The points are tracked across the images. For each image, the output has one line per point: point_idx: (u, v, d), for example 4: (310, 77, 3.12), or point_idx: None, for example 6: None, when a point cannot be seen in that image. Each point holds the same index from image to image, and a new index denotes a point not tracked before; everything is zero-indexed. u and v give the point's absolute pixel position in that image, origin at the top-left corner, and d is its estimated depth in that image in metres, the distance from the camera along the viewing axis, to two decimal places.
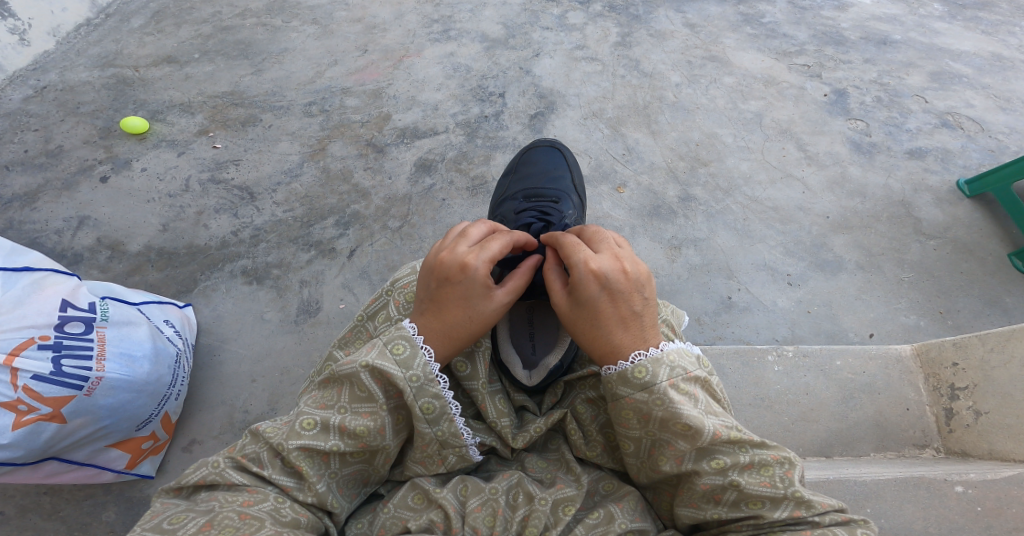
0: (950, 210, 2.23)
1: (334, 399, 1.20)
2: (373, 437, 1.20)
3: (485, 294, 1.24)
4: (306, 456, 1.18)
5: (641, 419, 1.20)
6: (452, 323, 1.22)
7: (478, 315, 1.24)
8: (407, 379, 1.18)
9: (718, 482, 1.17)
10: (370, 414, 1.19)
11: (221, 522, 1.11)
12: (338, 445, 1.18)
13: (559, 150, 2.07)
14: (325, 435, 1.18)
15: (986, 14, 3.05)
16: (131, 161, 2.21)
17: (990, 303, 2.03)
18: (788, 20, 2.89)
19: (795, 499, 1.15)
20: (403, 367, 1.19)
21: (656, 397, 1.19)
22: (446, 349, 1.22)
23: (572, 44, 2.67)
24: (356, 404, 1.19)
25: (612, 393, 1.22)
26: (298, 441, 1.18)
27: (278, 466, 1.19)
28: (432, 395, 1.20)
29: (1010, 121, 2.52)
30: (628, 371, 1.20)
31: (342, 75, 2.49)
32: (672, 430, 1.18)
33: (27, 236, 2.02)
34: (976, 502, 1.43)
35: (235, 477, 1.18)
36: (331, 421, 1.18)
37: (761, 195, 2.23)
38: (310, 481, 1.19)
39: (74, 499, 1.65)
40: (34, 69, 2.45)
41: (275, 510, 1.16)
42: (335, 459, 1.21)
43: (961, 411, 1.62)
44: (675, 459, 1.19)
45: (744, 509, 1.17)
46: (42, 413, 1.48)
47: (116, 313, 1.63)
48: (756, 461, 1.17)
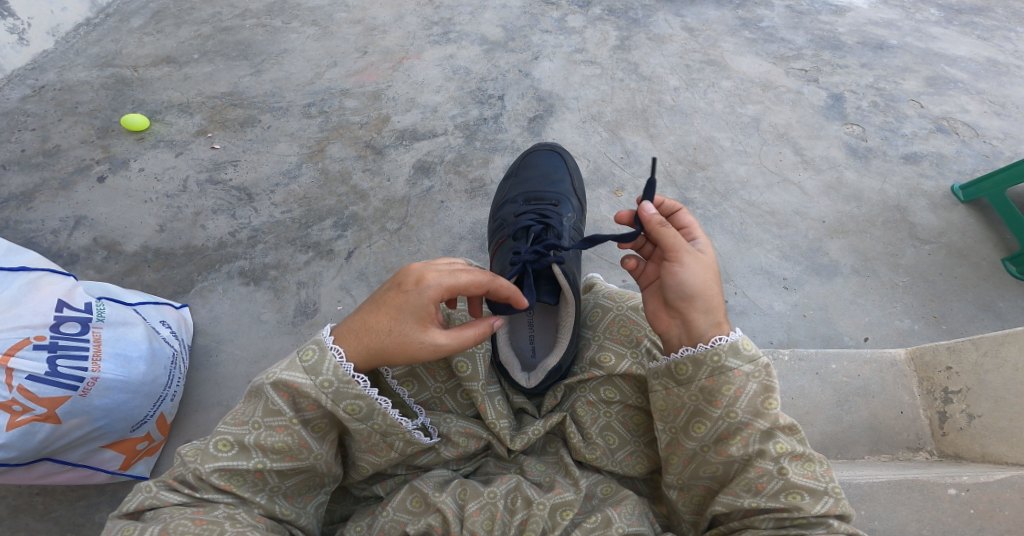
0: (944, 215, 2.25)
1: (248, 415, 1.19)
2: (294, 447, 1.19)
3: (423, 319, 1.23)
4: (232, 476, 1.18)
5: (733, 394, 1.22)
6: (374, 330, 1.21)
7: (407, 339, 1.22)
8: (318, 386, 1.17)
9: (772, 468, 1.19)
10: (284, 430, 1.18)
11: (177, 528, 1.11)
12: (263, 461, 1.18)
13: (560, 154, 2.08)
14: (244, 455, 1.18)
15: (982, 20, 3.07)
16: (128, 161, 2.20)
17: (984, 308, 2.04)
18: (786, 25, 2.90)
19: (833, 496, 1.18)
20: (313, 374, 1.17)
21: (758, 371, 1.23)
22: (363, 356, 1.21)
23: (571, 47, 2.67)
24: (268, 419, 1.18)
25: (715, 366, 1.24)
26: (216, 464, 1.17)
27: (209, 486, 1.19)
28: (357, 398, 1.19)
29: (1005, 126, 2.54)
30: (739, 341, 1.24)
31: (341, 76, 2.49)
32: (757, 409, 1.22)
33: (23, 235, 2.01)
34: (969, 504, 1.45)
35: (172, 497, 1.17)
36: (246, 440, 1.18)
37: (758, 199, 2.24)
38: (246, 495, 1.19)
39: (66, 500, 1.65)
40: (32, 68, 2.44)
41: (230, 515, 1.17)
42: (270, 474, 1.21)
43: (955, 414, 1.64)
44: (744, 441, 1.21)
45: (783, 499, 1.18)
46: (36, 414, 1.47)
47: (112, 313, 1.62)
48: (805, 454, 1.20)
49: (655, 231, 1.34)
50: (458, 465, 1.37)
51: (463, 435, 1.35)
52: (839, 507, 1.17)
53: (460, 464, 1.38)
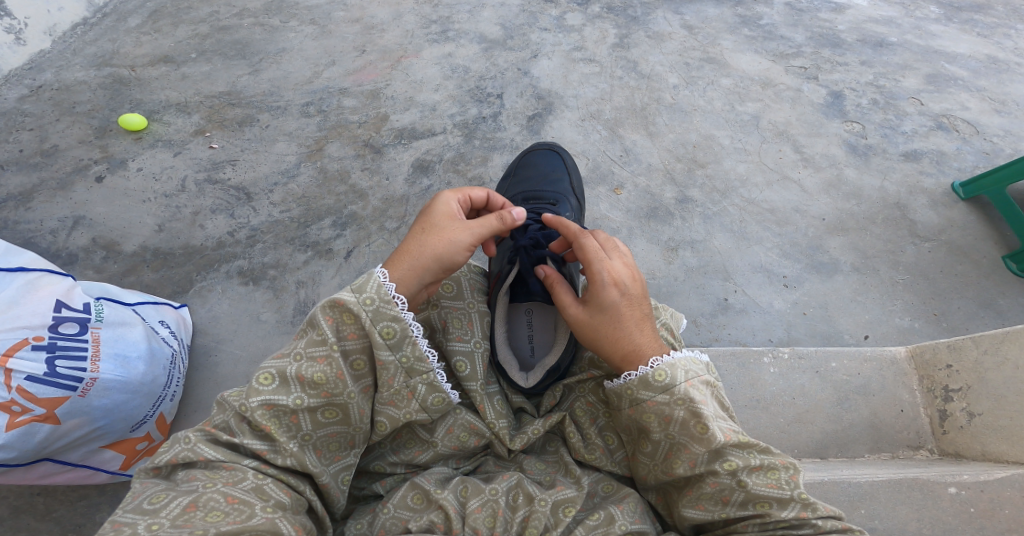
0: (945, 213, 2.24)
1: (290, 350, 1.21)
2: (332, 382, 1.20)
3: (447, 214, 1.33)
4: (272, 415, 1.18)
5: (660, 421, 1.24)
6: (411, 242, 1.29)
7: (438, 232, 1.30)
8: (362, 303, 1.20)
9: (729, 482, 1.20)
10: (324, 359, 1.19)
11: (207, 503, 1.11)
12: (302, 397, 1.19)
13: (560, 153, 2.07)
14: (285, 389, 1.19)
15: (982, 17, 3.06)
16: (127, 161, 2.20)
17: (984, 306, 2.04)
18: (786, 22, 2.89)
19: (801, 500, 1.17)
20: (358, 291, 1.21)
21: (677, 398, 1.23)
22: (402, 263, 1.25)
23: (570, 46, 2.67)
24: (310, 350, 1.20)
25: (631, 399, 1.26)
26: (260, 400, 1.17)
27: (248, 431, 1.18)
28: (394, 319, 1.22)
29: (1005, 124, 2.54)
30: (649, 375, 1.24)
31: (340, 75, 2.48)
32: (690, 432, 1.22)
33: (22, 236, 2.01)
34: (969, 503, 1.45)
35: (208, 452, 1.16)
36: (288, 372, 1.19)
37: (757, 198, 2.24)
38: (281, 443, 1.19)
39: (66, 500, 1.65)
40: (30, 68, 2.43)
41: (258, 486, 1.15)
42: (305, 419, 1.20)
43: (956, 413, 1.64)
44: (689, 462, 1.22)
45: (751, 508, 1.19)
46: (35, 415, 1.47)
47: (111, 313, 1.62)
48: (764, 464, 1.19)
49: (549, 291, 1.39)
50: (458, 463, 1.37)
51: (466, 431, 1.34)
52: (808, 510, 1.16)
53: (460, 463, 1.37)
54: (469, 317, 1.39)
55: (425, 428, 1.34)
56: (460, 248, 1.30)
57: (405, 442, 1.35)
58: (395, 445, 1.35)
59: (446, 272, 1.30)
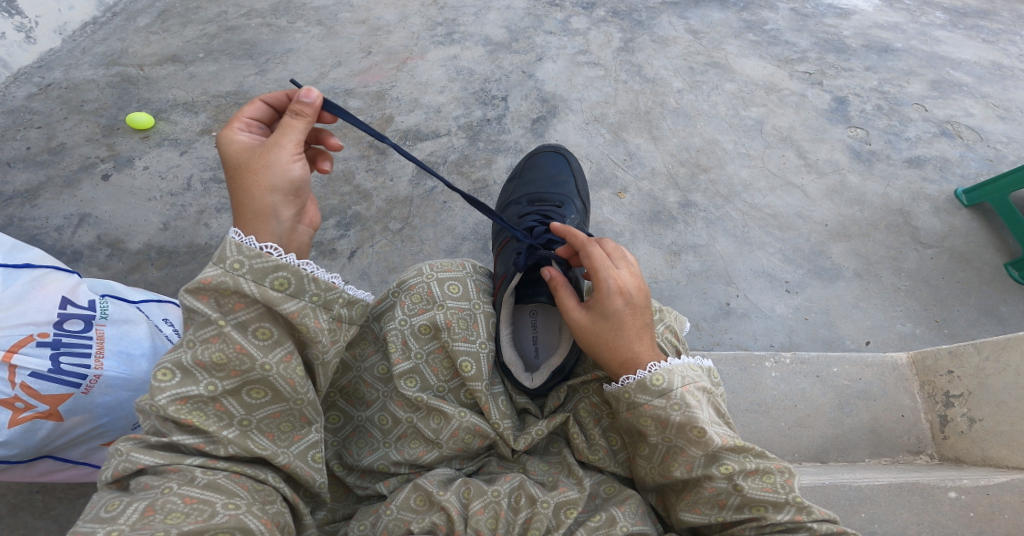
0: (947, 219, 2.25)
1: (181, 342, 1.16)
2: (237, 356, 1.15)
3: (244, 151, 1.24)
4: (192, 408, 1.14)
5: (657, 425, 1.24)
6: (240, 195, 1.21)
7: (253, 169, 1.21)
8: (231, 270, 1.13)
9: (725, 486, 1.20)
10: (217, 337, 1.14)
11: (164, 506, 1.07)
12: (214, 382, 1.15)
13: (564, 155, 2.08)
14: (190, 379, 1.14)
15: (987, 23, 3.06)
16: (133, 159, 2.21)
17: (986, 312, 2.04)
18: (791, 27, 2.90)
19: (796, 504, 1.18)
20: (218, 262, 1.14)
21: (674, 402, 1.23)
22: (250, 218, 1.19)
23: (575, 49, 2.68)
24: (199, 333, 1.15)
25: (629, 402, 1.26)
26: (169, 397, 1.13)
27: (175, 429, 1.15)
28: (278, 268, 1.16)
29: (1009, 130, 2.54)
30: (646, 379, 1.25)
31: (346, 76, 2.49)
32: (687, 436, 1.22)
33: (27, 233, 2.02)
34: (969, 507, 1.45)
35: (144, 460, 1.13)
36: (185, 362, 1.14)
37: (760, 202, 2.24)
38: (214, 433, 1.15)
39: (66, 498, 1.67)
40: (39, 67, 2.45)
41: (211, 482, 1.13)
42: (233, 404, 1.17)
43: (956, 418, 1.64)
44: (686, 465, 1.22)
45: (748, 512, 1.20)
46: (39, 411, 1.49)
47: (116, 310, 1.63)
48: (761, 468, 1.20)
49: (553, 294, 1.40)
50: (461, 464, 1.38)
51: (470, 433, 1.34)
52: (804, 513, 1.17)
53: (463, 463, 1.39)
54: (474, 318, 1.41)
55: (430, 429, 1.35)
56: (288, 164, 1.23)
57: (410, 442, 1.36)
58: (399, 445, 1.36)
59: (298, 192, 1.23)
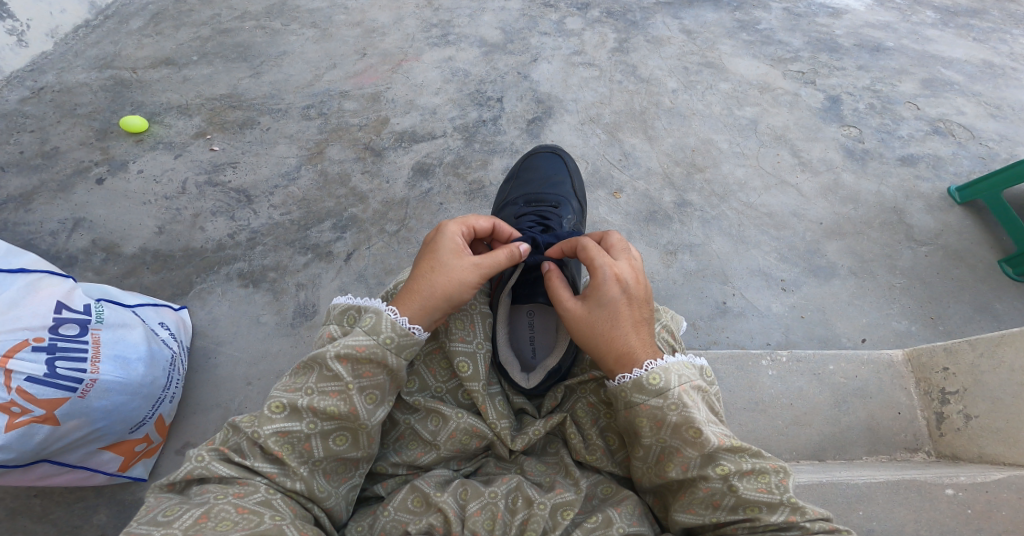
0: (940, 217, 2.26)
1: (302, 382, 1.25)
2: (347, 412, 1.23)
3: (451, 248, 1.34)
4: (286, 442, 1.22)
5: (652, 426, 1.25)
6: (420, 279, 1.31)
7: (444, 269, 1.31)
8: (381, 343, 1.25)
9: (720, 487, 1.21)
10: (338, 395, 1.23)
11: (218, 514, 1.13)
12: (315, 424, 1.23)
13: (561, 156, 2.08)
14: (296, 417, 1.23)
15: (977, 22, 3.08)
16: (127, 163, 2.20)
17: (980, 310, 2.05)
18: (784, 27, 2.91)
19: (790, 504, 1.18)
20: (375, 333, 1.25)
21: (670, 403, 1.24)
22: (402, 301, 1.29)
23: (569, 50, 2.68)
24: (322, 385, 1.24)
25: (625, 401, 1.27)
26: (273, 427, 1.22)
27: (259, 454, 1.22)
28: (415, 345, 1.28)
29: (1001, 129, 2.56)
30: (643, 377, 1.25)
31: (341, 78, 2.49)
32: (682, 436, 1.23)
33: (22, 237, 2.01)
34: (966, 504, 1.46)
35: (221, 469, 1.20)
36: (300, 403, 1.23)
37: (755, 201, 2.25)
38: (293, 466, 1.23)
39: (64, 502, 1.65)
40: (31, 70, 2.43)
41: (266, 501, 1.19)
42: (318, 446, 1.24)
43: (952, 415, 1.65)
44: (681, 466, 1.23)
45: (742, 513, 1.20)
46: (35, 416, 1.47)
47: (111, 314, 1.62)
48: (756, 468, 1.20)
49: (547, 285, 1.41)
50: (459, 465, 1.38)
51: (468, 434, 1.34)
52: (798, 513, 1.18)
53: (461, 464, 1.38)
54: (471, 318, 1.41)
55: (428, 430, 1.35)
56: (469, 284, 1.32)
57: (407, 443, 1.36)
58: (397, 446, 1.36)
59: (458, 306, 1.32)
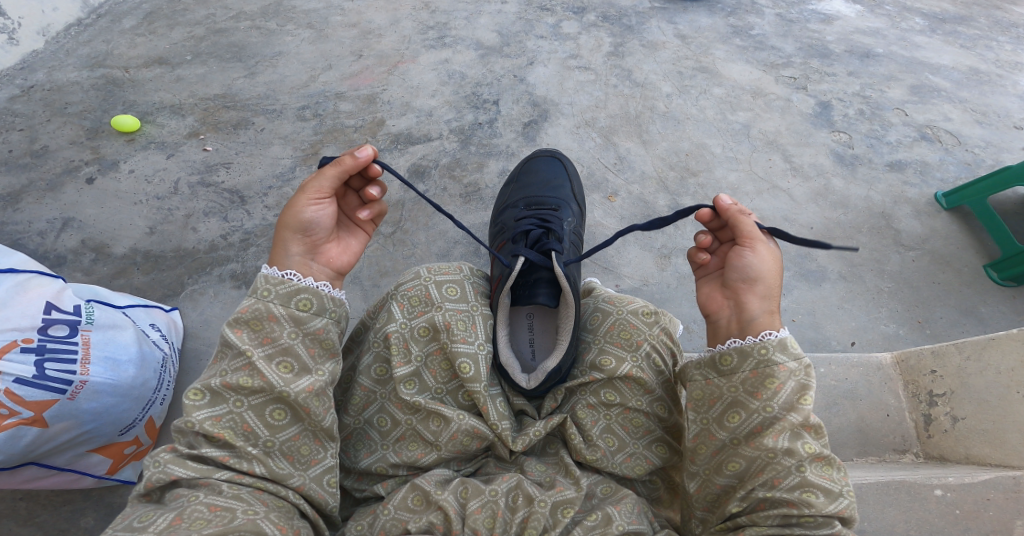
0: (928, 222, 2.30)
1: (215, 369, 1.26)
2: (261, 380, 1.24)
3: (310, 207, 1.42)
4: (224, 426, 1.23)
5: (775, 388, 1.27)
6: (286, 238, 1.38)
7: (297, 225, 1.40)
8: (260, 299, 1.27)
9: (795, 464, 1.22)
10: (245, 365, 1.25)
11: (191, 514, 1.13)
12: (241, 400, 1.24)
13: (560, 160, 2.08)
14: (219, 400, 1.24)
15: (964, 29, 3.13)
16: (118, 162, 2.17)
17: (966, 313, 2.09)
18: (777, 33, 2.93)
19: (848, 500, 1.21)
20: (251, 294, 1.28)
21: (802, 371, 1.28)
22: (271, 255, 1.34)
23: (566, 53, 2.68)
24: (231, 362, 1.25)
25: (761, 359, 1.28)
26: (204, 414, 1.22)
27: (206, 442, 1.23)
28: (300, 292, 1.29)
29: (986, 135, 2.60)
30: (789, 337, 1.30)
31: (336, 79, 2.47)
32: (793, 405, 1.25)
33: (9, 237, 1.98)
34: (954, 505, 1.48)
35: (178, 470, 1.19)
36: (215, 385, 1.23)
37: (748, 206, 2.27)
38: (242, 448, 1.23)
39: (50, 505, 1.63)
40: (21, 68, 2.39)
41: (235, 495, 1.19)
42: (258, 424, 1.25)
43: (940, 417, 1.67)
44: (777, 434, 1.24)
45: (798, 494, 1.20)
46: (23, 418, 1.45)
47: (102, 315, 1.60)
48: (828, 458, 1.23)
49: (733, 219, 1.42)
50: (459, 466, 1.39)
51: (469, 435, 1.34)
52: (850, 509, 1.19)
53: (461, 464, 1.39)
54: (472, 320, 1.41)
55: (430, 431, 1.35)
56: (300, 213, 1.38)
57: (408, 444, 1.36)
58: (398, 446, 1.36)
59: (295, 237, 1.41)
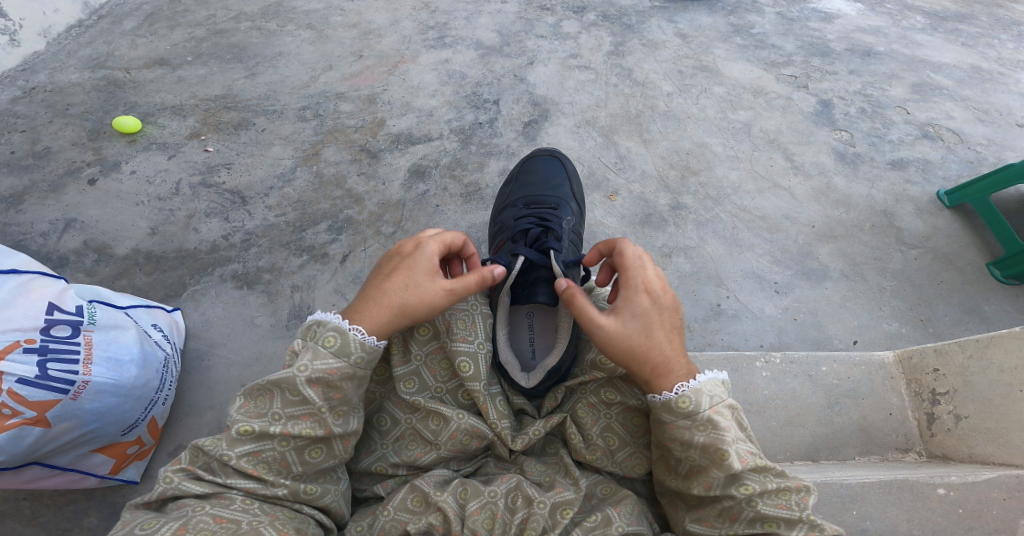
0: (930, 220, 2.29)
1: (266, 407, 1.25)
2: (324, 433, 1.25)
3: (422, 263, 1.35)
4: (260, 461, 1.24)
5: (681, 444, 1.26)
6: (391, 290, 1.31)
7: (402, 278, 1.32)
8: (352, 364, 1.25)
9: (742, 502, 1.23)
10: (309, 418, 1.24)
11: (196, 525, 1.15)
12: (288, 443, 1.24)
13: (559, 160, 2.08)
14: (265, 438, 1.23)
15: (965, 27, 3.12)
16: (120, 163, 2.18)
17: (969, 311, 2.08)
18: (777, 31, 2.93)
19: (808, 522, 1.21)
20: (343, 355, 1.25)
21: (700, 423, 1.24)
22: (365, 314, 1.29)
23: (566, 53, 2.68)
24: (292, 410, 1.24)
25: (657, 418, 1.28)
26: (244, 449, 1.23)
27: (232, 471, 1.24)
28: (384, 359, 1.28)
29: (988, 132, 2.59)
30: (673, 400, 1.26)
31: (337, 79, 2.48)
32: (710, 457, 1.24)
33: (11, 238, 1.99)
34: (958, 504, 1.48)
35: (195, 487, 1.21)
36: (268, 430, 1.23)
37: (749, 204, 2.27)
38: (271, 479, 1.24)
39: (53, 505, 1.64)
40: (23, 70, 2.40)
41: (245, 509, 1.21)
42: (295, 461, 1.26)
43: (942, 416, 1.67)
44: (706, 484, 1.25)
45: (760, 526, 1.23)
46: (26, 418, 1.45)
47: (104, 316, 1.60)
48: (774, 489, 1.22)
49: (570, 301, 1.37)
50: (459, 465, 1.39)
51: (469, 434, 1.34)
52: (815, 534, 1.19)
53: (461, 464, 1.39)
54: (472, 318, 1.40)
55: (429, 430, 1.35)
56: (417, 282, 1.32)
57: (407, 443, 1.36)
58: (397, 446, 1.36)
59: (382, 279, 1.33)
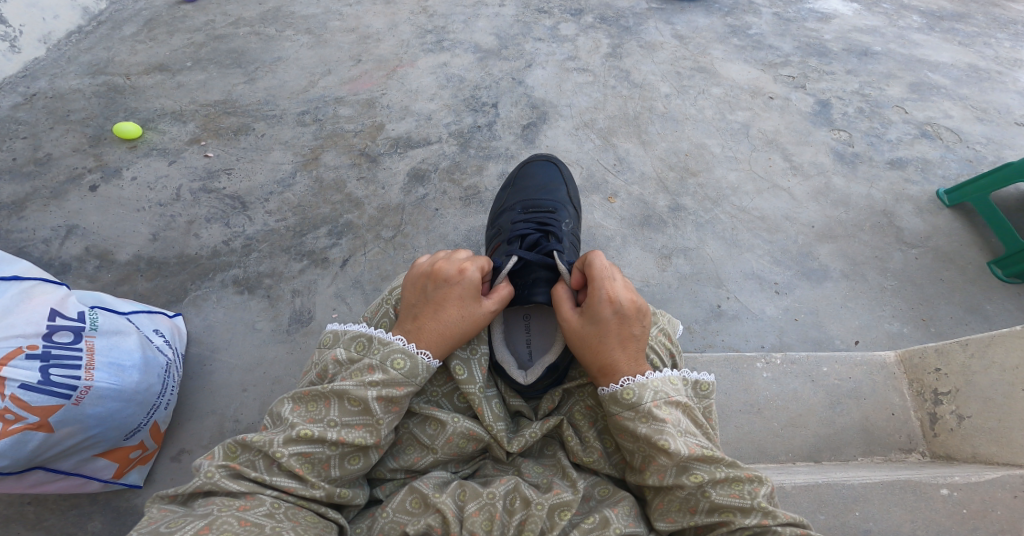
0: (930, 219, 2.29)
1: (321, 413, 1.28)
2: (375, 443, 1.28)
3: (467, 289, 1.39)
4: (307, 461, 1.26)
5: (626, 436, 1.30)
6: (450, 319, 1.35)
7: (456, 306, 1.37)
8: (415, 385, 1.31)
9: (695, 493, 1.26)
10: (364, 427, 1.28)
11: (221, 526, 1.16)
12: (337, 449, 1.27)
13: (555, 164, 2.09)
14: (317, 441, 1.26)
15: (962, 26, 3.13)
16: (121, 169, 2.19)
17: (971, 311, 2.08)
18: (774, 31, 2.94)
19: (761, 509, 1.23)
20: (411, 376, 1.30)
21: (642, 416, 1.28)
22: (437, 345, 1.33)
23: (563, 55, 2.69)
24: (348, 419, 1.28)
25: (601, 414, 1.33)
26: (295, 449, 1.25)
27: (276, 470, 1.26)
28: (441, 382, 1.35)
29: (987, 131, 2.60)
30: (617, 392, 1.30)
31: (336, 84, 2.49)
32: (654, 447, 1.26)
33: (14, 245, 1.99)
34: (962, 504, 1.48)
35: (233, 485, 1.23)
36: (323, 434, 1.26)
37: (748, 205, 2.27)
38: (312, 481, 1.26)
39: (57, 510, 1.64)
40: (23, 76, 2.41)
41: (270, 513, 1.21)
42: (336, 465, 1.28)
43: (945, 415, 1.67)
44: (658, 473, 1.27)
45: (717, 516, 1.26)
46: (29, 423, 1.46)
47: (106, 322, 1.61)
48: (727, 477, 1.25)
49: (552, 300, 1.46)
50: (456, 468, 1.39)
51: (465, 438, 1.35)
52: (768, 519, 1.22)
53: (459, 467, 1.39)
54: None
55: (426, 434, 1.36)
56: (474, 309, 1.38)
57: (405, 447, 1.37)
58: (395, 450, 1.37)
59: (436, 308, 1.36)
